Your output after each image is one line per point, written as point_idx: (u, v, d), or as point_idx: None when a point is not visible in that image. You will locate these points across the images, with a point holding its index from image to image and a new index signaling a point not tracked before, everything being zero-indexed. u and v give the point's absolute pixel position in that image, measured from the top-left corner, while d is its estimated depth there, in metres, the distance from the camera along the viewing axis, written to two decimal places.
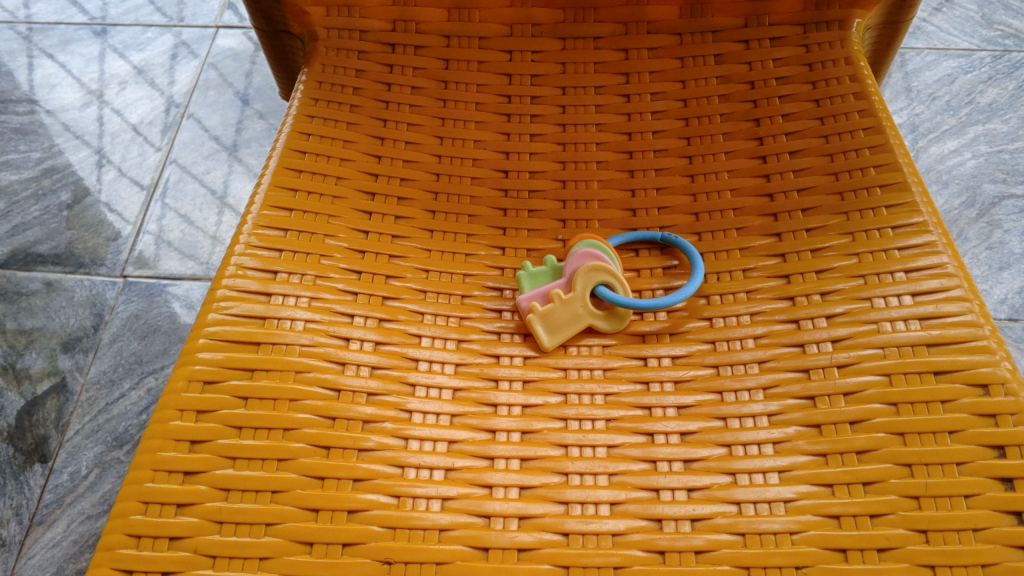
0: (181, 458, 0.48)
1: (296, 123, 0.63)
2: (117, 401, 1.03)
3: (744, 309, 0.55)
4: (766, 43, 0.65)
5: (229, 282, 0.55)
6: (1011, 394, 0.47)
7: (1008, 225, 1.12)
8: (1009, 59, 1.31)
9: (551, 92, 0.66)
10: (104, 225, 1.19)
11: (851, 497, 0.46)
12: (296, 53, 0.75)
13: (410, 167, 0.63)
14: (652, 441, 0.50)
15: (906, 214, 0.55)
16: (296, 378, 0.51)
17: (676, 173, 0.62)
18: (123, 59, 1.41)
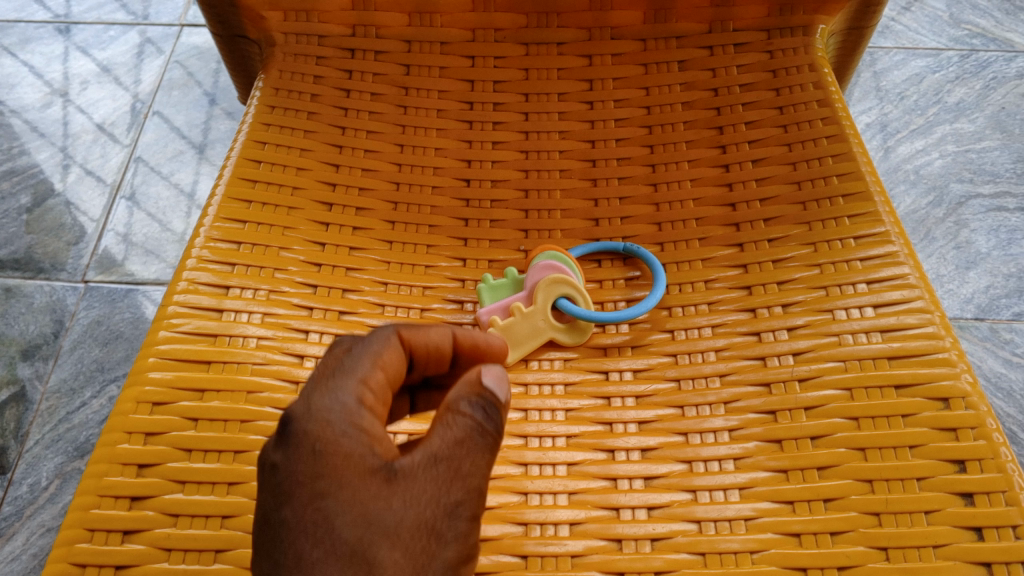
0: (128, 483, 0.47)
1: (252, 131, 0.62)
2: (78, 410, 1.01)
3: (706, 321, 0.54)
4: (730, 49, 0.64)
5: (180, 298, 0.54)
6: (971, 407, 0.47)
7: (975, 224, 1.12)
8: (976, 58, 1.31)
9: (514, 99, 0.65)
10: (65, 229, 1.16)
11: (812, 514, 0.46)
12: (254, 57, 0.73)
13: (369, 176, 0.61)
14: (612, 458, 0.50)
15: (868, 224, 0.55)
16: (248, 399, 0.50)
17: (639, 181, 0.61)
18: (86, 57, 1.38)
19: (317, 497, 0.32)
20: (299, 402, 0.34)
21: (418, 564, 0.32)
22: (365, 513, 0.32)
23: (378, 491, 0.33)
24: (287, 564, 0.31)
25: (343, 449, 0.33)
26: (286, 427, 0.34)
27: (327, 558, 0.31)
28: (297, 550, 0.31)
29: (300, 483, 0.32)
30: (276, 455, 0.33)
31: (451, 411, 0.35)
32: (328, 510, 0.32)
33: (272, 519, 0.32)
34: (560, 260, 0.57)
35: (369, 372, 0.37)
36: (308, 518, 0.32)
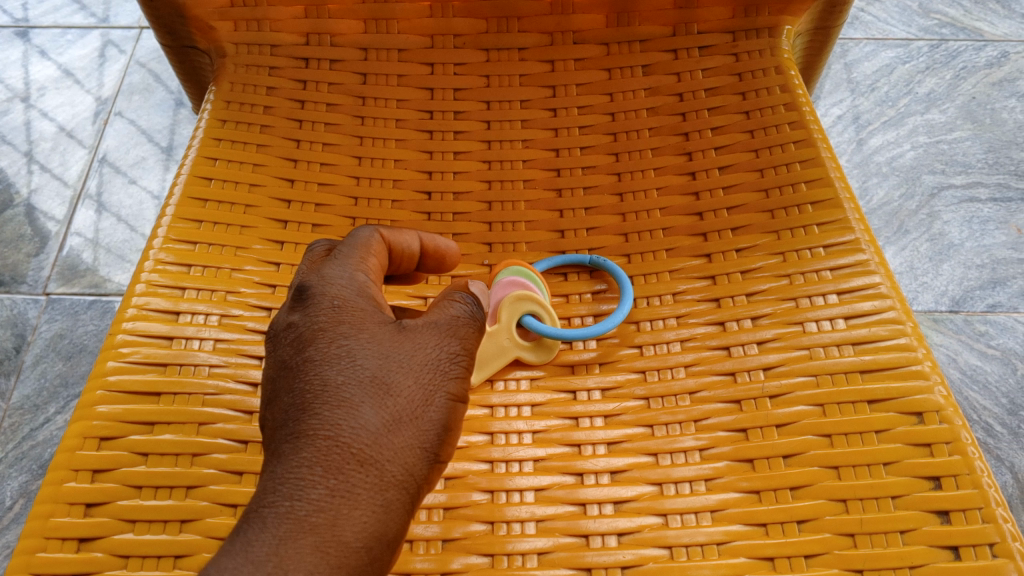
0: (75, 524, 0.45)
1: (203, 147, 0.59)
2: (42, 427, 0.98)
3: (675, 335, 0.52)
4: (695, 52, 0.63)
5: (129, 326, 0.51)
6: (945, 421, 0.46)
7: (947, 216, 1.12)
8: (946, 48, 1.31)
9: (475, 107, 0.63)
10: (25, 240, 1.12)
11: (785, 536, 0.44)
12: (207, 67, 0.70)
13: (326, 190, 0.59)
14: (581, 482, 0.48)
15: (837, 231, 0.54)
16: (200, 431, 0.48)
17: (605, 191, 0.59)
18: (44, 61, 1.34)
19: (336, 336, 0.36)
20: (313, 278, 0.39)
21: (433, 389, 0.35)
22: (381, 348, 0.36)
23: (391, 332, 0.37)
24: (311, 385, 0.34)
25: (355, 303, 0.38)
26: (302, 292, 0.38)
27: (350, 379, 0.34)
28: (321, 374, 0.34)
29: (319, 325, 0.36)
30: (293, 314, 0.38)
31: (447, 295, 0.40)
32: (347, 346, 0.35)
33: (294, 357, 0.36)
34: (526, 275, 0.55)
35: (365, 257, 0.41)
36: (329, 351, 0.35)
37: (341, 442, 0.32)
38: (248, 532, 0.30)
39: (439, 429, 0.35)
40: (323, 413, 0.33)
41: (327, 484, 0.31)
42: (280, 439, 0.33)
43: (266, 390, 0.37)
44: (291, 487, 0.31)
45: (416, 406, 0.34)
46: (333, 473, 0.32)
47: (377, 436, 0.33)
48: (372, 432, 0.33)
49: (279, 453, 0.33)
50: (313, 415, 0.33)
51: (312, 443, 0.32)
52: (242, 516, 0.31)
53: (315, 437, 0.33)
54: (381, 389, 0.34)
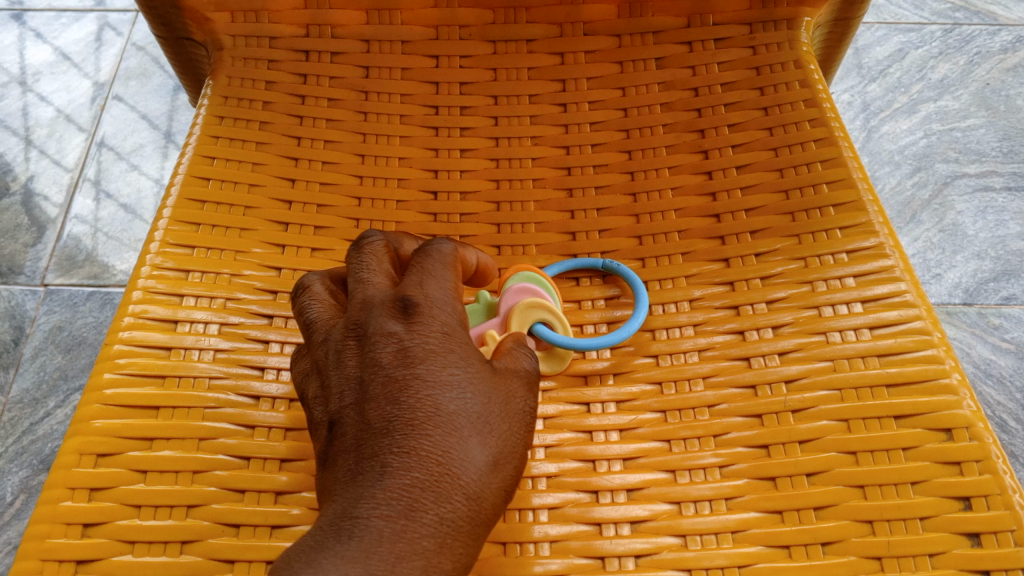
0: (71, 545, 0.43)
1: (200, 145, 0.57)
2: (42, 421, 0.96)
3: (692, 344, 0.51)
4: (710, 44, 0.60)
5: (126, 335, 0.50)
6: (975, 438, 0.44)
7: (961, 206, 1.09)
8: (960, 32, 1.28)
9: (482, 101, 0.61)
10: (22, 230, 1.10)
11: (809, 560, 0.43)
12: (203, 59, 0.68)
13: (328, 190, 0.57)
14: (596, 500, 0.46)
15: (861, 235, 0.52)
16: (200, 447, 0.47)
17: (618, 190, 0.57)
18: (40, 44, 1.31)
19: (447, 361, 0.35)
20: (413, 289, 0.37)
21: (522, 433, 0.36)
22: (486, 385, 0.36)
23: (489, 372, 0.37)
24: (422, 404, 0.34)
25: (460, 333, 0.37)
26: (404, 305, 0.36)
27: (462, 409, 0.34)
28: (434, 397, 0.34)
29: (428, 343, 0.35)
30: (394, 323, 0.36)
31: (511, 344, 0.40)
32: (459, 373, 0.35)
33: (398, 365, 0.35)
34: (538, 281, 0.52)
35: (457, 275, 0.39)
36: (442, 375, 0.35)
37: (451, 473, 0.33)
38: (363, 545, 0.31)
39: (520, 473, 0.36)
40: (434, 439, 0.33)
41: (438, 514, 0.32)
42: (383, 449, 0.33)
43: (349, 384, 0.36)
44: (404, 506, 0.32)
45: (511, 448, 0.35)
46: (443, 502, 0.32)
47: (482, 475, 0.34)
48: (479, 470, 0.34)
49: (384, 463, 0.33)
50: (424, 438, 0.33)
51: (424, 467, 0.33)
52: (347, 524, 0.31)
53: (426, 461, 0.33)
54: (487, 427, 0.35)
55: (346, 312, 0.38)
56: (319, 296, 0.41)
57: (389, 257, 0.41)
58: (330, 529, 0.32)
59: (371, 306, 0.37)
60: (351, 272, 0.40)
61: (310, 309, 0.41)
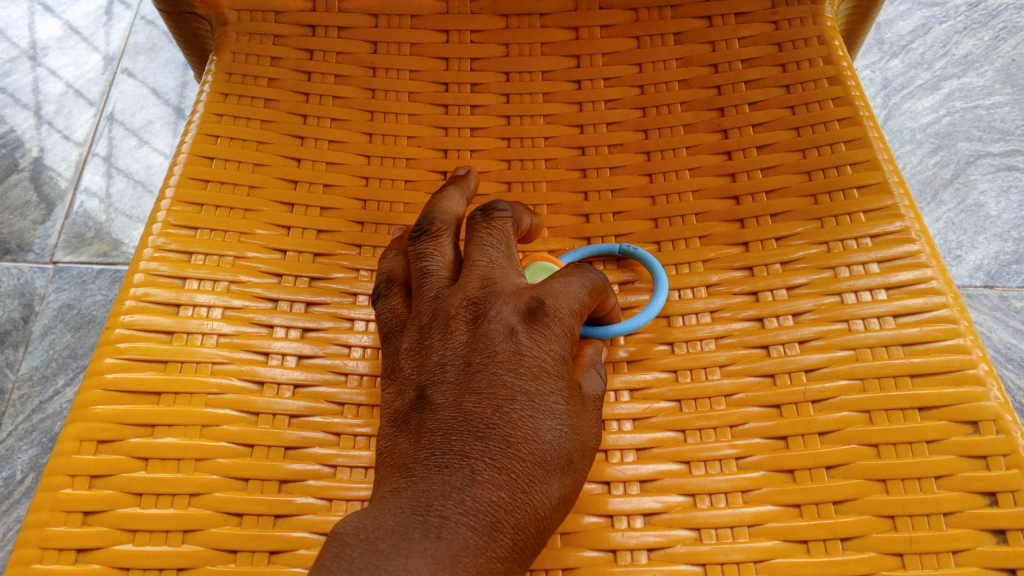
0: (71, 534, 0.42)
1: (204, 122, 0.56)
2: (51, 400, 0.96)
3: (709, 332, 0.49)
4: (731, 19, 0.58)
5: (128, 319, 0.48)
6: (1002, 431, 0.43)
7: (984, 185, 1.06)
8: (985, 7, 1.24)
9: (494, 78, 0.59)
10: (30, 207, 1.09)
11: (827, 555, 0.42)
12: (207, 34, 0.66)
13: (334, 170, 0.55)
14: (608, 492, 0.45)
15: (885, 219, 0.50)
16: (202, 434, 0.45)
17: (633, 171, 0.55)
18: (49, 17, 1.29)
19: (554, 387, 0.37)
20: (544, 296, 0.38)
21: (587, 468, 0.38)
22: (578, 419, 0.37)
23: (581, 404, 0.38)
24: (524, 425, 0.36)
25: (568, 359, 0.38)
26: (532, 306, 0.38)
27: (556, 442, 0.36)
28: (535, 422, 0.36)
29: (540, 360, 0.37)
30: (514, 322, 0.38)
31: (589, 360, 0.41)
32: (562, 402, 0.37)
33: (509, 373, 0.36)
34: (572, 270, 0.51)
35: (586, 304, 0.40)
36: (545, 401, 0.36)
37: (531, 503, 0.35)
38: (450, 550, 0.32)
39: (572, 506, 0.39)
40: (527, 463, 0.35)
41: (512, 543, 0.34)
42: (477, 454, 0.35)
43: (456, 369, 0.37)
44: (488, 523, 0.33)
45: (577, 484, 0.38)
46: (518, 529, 0.34)
47: (554, 509, 0.36)
48: (554, 504, 0.36)
49: (479, 474, 0.34)
50: (518, 459, 0.35)
51: (512, 488, 0.35)
52: (434, 521, 0.33)
53: (515, 483, 0.35)
54: (569, 464, 0.37)
55: (465, 281, 0.39)
56: (442, 249, 0.42)
57: (513, 234, 0.43)
58: (415, 518, 0.33)
59: (493, 292, 0.39)
60: (484, 242, 0.41)
61: (428, 257, 0.41)
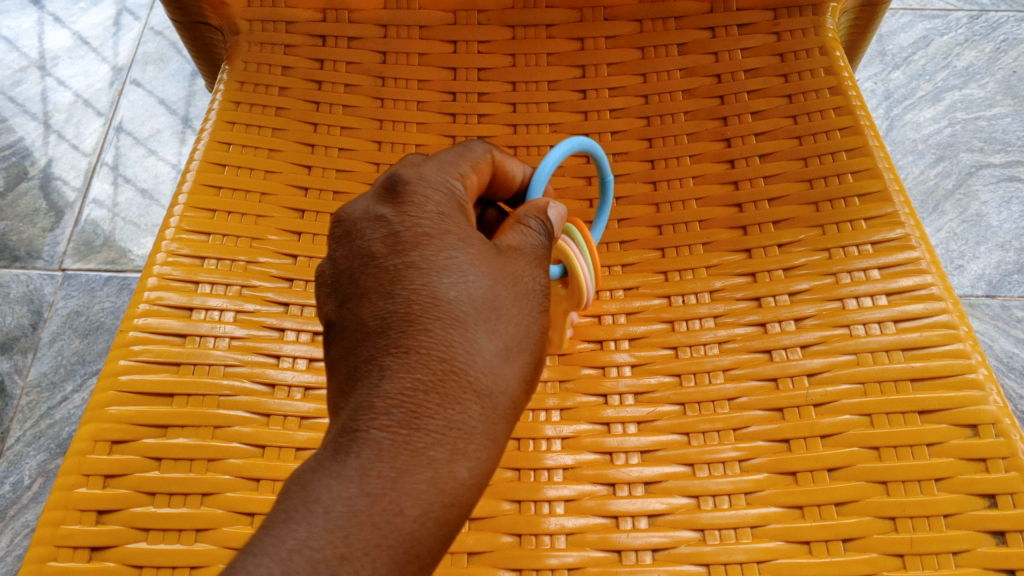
0: (86, 532, 0.43)
1: (216, 130, 0.57)
2: (59, 405, 0.96)
3: (712, 336, 0.50)
4: (733, 30, 0.59)
5: (141, 321, 0.49)
6: (1001, 435, 0.43)
7: (986, 196, 1.06)
8: (986, 19, 1.25)
9: (501, 87, 0.60)
10: (39, 215, 1.10)
11: (829, 556, 0.42)
12: (219, 44, 0.67)
13: (344, 177, 0.56)
14: (613, 493, 0.46)
15: (886, 226, 0.51)
16: (215, 435, 0.46)
17: (637, 178, 0.56)
18: (59, 28, 1.31)
19: (442, 245, 0.36)
20: (407, 169, 0.39)
21: (532, 317, 0.36)
22: (491, 270, 0.36)
23: (499, 256, 0.37)
24: (419, 297, 0.34)
25: (455, 214, 0.38)
26: (392, 184, 0.38)
27: (462, 296, 0.35)
28: (430, 287, 0.35)
29: (420, 230, 0.36)
30: (383, 210, 0.38)
31: (518, 218, 0.39)
32: (455, 259, 0.36)
33: (395, 259, 0.36)
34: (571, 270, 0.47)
35: (470, 167, 0.41)
36: (438, 263, 0.35)
37: (456, 369, 0.33)
38: (361, 461, 0.31)
39: (536, 363, 0.36)
40: (435, 333, 0.34)
41: (445, 415, 0.32)
42: (380, 353, 0.34)
43: (346, 285, 0.37)
44: (406, 413, 0.32)
45: (524, 336, 0.35)
46: (449, 403, 0.33)
47: (491, 367, 0.34)
48: (486, 361, 0.34)
49: (383, 365, 0.33)
50: (422, 336, 0.34)
51: (425, 365, 0.33)
52: (347, 437, 0.32)
53: (427, 361, 0.33)
54: (493, 313, 0.35)
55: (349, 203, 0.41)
56: None
57: None
58: (330, 445, 0.32)
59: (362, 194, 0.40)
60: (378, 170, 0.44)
61: None
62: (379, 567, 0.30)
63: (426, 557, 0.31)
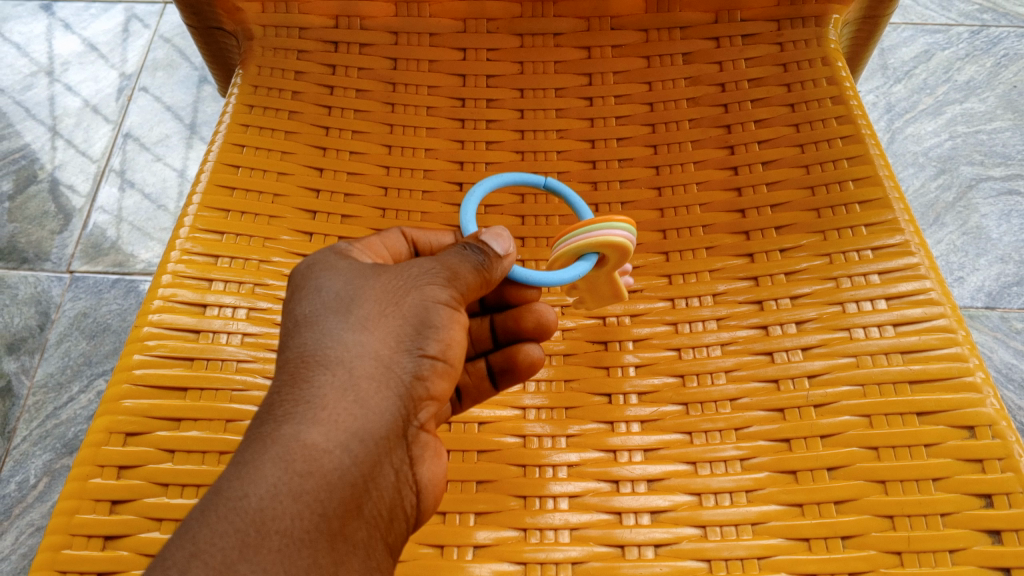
0: (100, 522, 0.44)
1: (230, 132, 0.58)
2: (66, 406, 0.97)
3: (715, 338, 0.51)
4: (738, 40, 0.60)
5: (155, 317, 0.50)
6: (998, 436, 0.44)
7: (986, 209, 1.07)
8: (987, 34, 1.26)
9: (509, 94, 0.61)
10: (48, 217, 1.11)
11: (828, 553, 0.43)
12: (232, 48, 0.69)
13: (356, 180, 0.58)
14: (617, 490, 0.47)
15: (886, 232, 0.52)
16: (227, 429, 0.47)
17: (642, 184, 0.57)
18: (69, 34, 1.32)
19: (308, 277, 0.41)
20: None
21: (398, 298, 0.39)
22: (348, 274, 0.40)
23: (365, 264, 0.41)
24: (284, 326, 0.39)
25: (334, 250, 0.42)
26: None
27: (316, 306, 0.39)
28: (292, 313, 0.39)
29: (294, 277, 0.42)
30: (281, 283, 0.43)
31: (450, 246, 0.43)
32: (313, 283, 0.40)
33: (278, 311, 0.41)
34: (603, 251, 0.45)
35: (382, 238, 0.46)
36: (302, 293, 0.40)
37: (305, 361, 0.37)
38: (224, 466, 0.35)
39: (410, 335, 0.38)
40: (292, 343, 0.38)
41: (294, 397, 0.35)
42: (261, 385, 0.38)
43: None
44: (263, 413, 0.36)
45: (382, 313, 0.38)
46: (298, 389, 0.36)
47: (339, 349, 0.37)
48: (334, 346, 0.37)
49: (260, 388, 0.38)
50: (281, 354, 0.38)
51: (282, 371, 0.37)
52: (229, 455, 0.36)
53: (283, 368, 0.37)
54: (343, 308, 0.38)
55: None
56: None
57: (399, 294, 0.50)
58: None
59: None
60: None
61: None
62: (230, 548, 0.31)
63: (292, 529, 0.32)
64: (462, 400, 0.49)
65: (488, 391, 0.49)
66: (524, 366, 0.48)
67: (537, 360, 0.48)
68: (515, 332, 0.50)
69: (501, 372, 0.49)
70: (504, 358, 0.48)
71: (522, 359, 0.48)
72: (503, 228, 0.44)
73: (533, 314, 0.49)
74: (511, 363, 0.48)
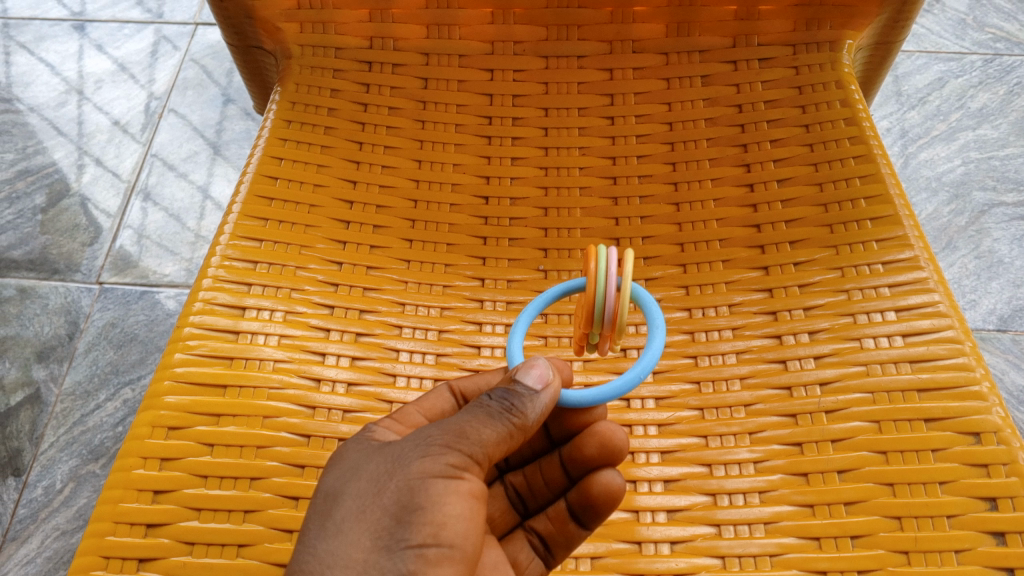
0: (143, 510, 0.46)
1: (269, 146, 0.61)
2: (93, 413, 1.00)
3: (729, 347, 0.53)
4: (754, 64, 0.63)
5: (196, 319, 0.53)
6: (1002, 443, 0.46)
7: (998, 233, 1.09)
8: (1000, 63, 1.28)
9: (534, 113, 0.64)
10: (80, 230, 1.15)
11: (838, 551, 0.45)
12: (270, 67, 0.73)
13: (387, 192, 0.60)
14: (635, 489, 0.49)
15: (896, 248, 0.54)
16: (264, 424, 0.50)
17: (661, 200, 0.60)
18: (102, 54, 1.37)
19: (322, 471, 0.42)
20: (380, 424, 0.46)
21: (384, 485, 0.38)
22: (345, 466, 0.40)
23: (366, 450, 0.40)
24: None
25: (358, 433, 0.43)
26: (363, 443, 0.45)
27: (312, 510, 0.39)
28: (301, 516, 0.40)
29: None
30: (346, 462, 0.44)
31: (477, 398, 0.41)
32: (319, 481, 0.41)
33: None
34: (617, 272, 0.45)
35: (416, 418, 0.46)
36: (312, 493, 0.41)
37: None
38: None
39: (392, 528, 0.37)
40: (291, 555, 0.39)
41: None
42: None
43: None
44: None
45: (365, 508, 0.38)
46: None
47: (312, 560, 0.37)
48: (310, 556, 0.37)
49: None
50: None
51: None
52: None
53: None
54: (328, 509, 0.38)
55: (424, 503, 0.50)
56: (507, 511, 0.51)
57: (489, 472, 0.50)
58: None
59: None
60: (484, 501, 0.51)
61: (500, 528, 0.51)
62: None
63: None
64: (553, 551, 0.46)
65: (578, 533, 0.46)
66: (606, 501, 0.45)
67: (617, 489, 0.45)
68: (589, 465, 0.47)
69: (585, 511, 0.46)
70: (582, 496, 0.46)
71: (600, 493, 0.45)
72: (537, 359, 0.43)
73: (595, 439, 0.47)
74: (590, 499, 0.45)
